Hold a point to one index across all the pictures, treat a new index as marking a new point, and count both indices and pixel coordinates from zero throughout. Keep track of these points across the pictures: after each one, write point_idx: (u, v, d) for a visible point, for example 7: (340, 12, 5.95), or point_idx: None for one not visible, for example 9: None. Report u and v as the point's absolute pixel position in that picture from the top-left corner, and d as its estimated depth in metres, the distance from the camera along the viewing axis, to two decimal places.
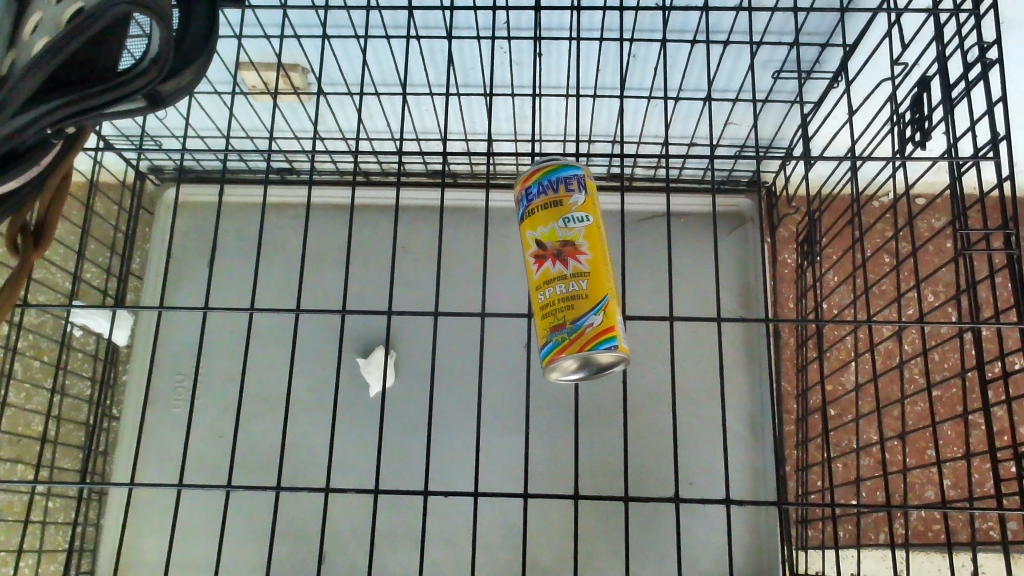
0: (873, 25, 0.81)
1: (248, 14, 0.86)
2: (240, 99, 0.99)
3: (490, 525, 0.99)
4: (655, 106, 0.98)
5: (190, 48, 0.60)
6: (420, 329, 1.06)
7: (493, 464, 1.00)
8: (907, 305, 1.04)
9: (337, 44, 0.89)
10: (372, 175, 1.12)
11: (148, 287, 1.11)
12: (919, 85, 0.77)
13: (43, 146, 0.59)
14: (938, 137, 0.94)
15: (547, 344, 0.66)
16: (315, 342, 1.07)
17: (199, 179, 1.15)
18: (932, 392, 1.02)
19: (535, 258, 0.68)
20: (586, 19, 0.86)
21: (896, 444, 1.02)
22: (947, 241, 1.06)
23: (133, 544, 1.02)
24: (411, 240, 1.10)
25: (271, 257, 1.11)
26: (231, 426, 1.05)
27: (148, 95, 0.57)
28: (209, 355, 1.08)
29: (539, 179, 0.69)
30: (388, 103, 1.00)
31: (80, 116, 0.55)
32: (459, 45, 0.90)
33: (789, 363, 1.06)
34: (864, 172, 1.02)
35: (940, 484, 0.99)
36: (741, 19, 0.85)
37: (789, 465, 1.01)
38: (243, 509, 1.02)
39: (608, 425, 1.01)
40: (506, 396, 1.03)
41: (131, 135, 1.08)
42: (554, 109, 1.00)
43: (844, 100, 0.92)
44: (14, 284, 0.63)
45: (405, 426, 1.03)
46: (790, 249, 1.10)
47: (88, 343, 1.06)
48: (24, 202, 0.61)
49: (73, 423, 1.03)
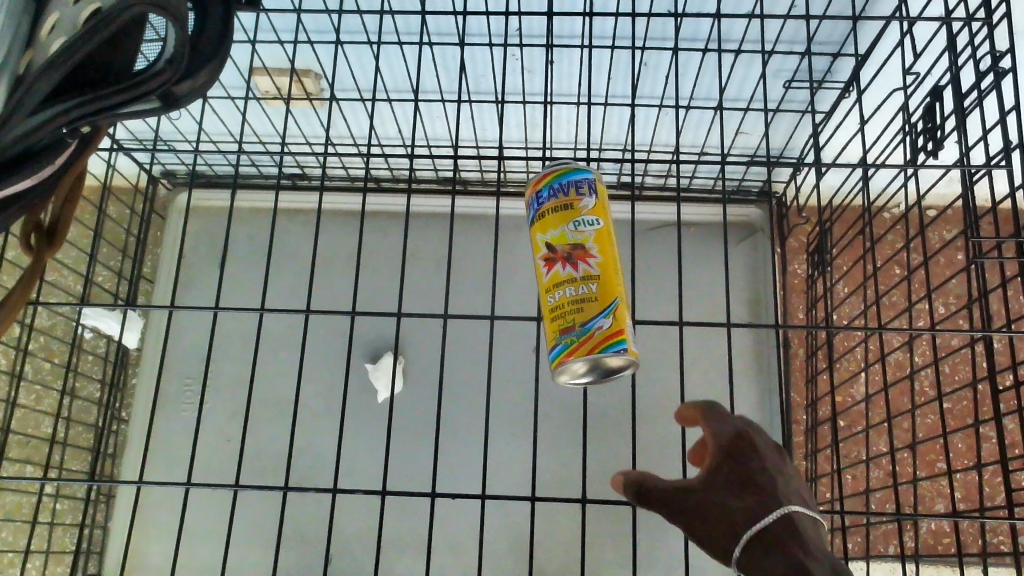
0: (886, 34, 0.82)
1: (262, 19, 0.86)
2: (253, 104, 1.00)
3: (497, 530, 0.99)
4: (666, 115, 0.99)
5: (208, 48, 0.60)
6: (429, 335, 1.06)
7: (501, 469, 1.00)
8: (918, 316, 1.04)
9: (350, 50, 0.90)
10: (383, 182, 1.13)
11: (159, 290, 1.11)
12: (932, 94, 0.77)
13: (58, 145, 0.60)
14: (951, 147, 0.94)
15: (556, 347, 0.66)
16: (325, 347, 1.07)
17: (212, 185, 1.16)
18: (943, 403, 1.01)
19: (546, 261, 0.68)
20: (597, 27, 0.86)
21: (906, 455, 1.01)
22: (959, 252, 1.05)
23: (140, 547, 1.02)
24: (422, 245, 1.11)
25: (283, 260, 1.12)
26: (239, 430, 1.05)
27: (163, 95, 0.58)
28: (219, 358, 1.09)
29: (549, 183, 0.69)
30: (399, 110, 1.00)
31: (96, 115, 0.57)
32: (471, 52, 0.90)
33: (799, 373, 1.05)
34: (875, 182, 1.02)
35: (950, 497, 0.99)
36: (753, 28, 0.85)
37: (797, 476, 1.01)
38: (252, 512, 1.02)
39: (615, 431, 1.01)
40: (514, 403, 1.03)
41: (145, 140, 1.09)
42: (565, 117, 1.01)
43: (855, 109, 0.92)
44: (26, 284, 0.64)
45: (413, 432, 1.03)
46: (800, 259, 1.10)
47: (98, 345, 1.07)
48: (36, 202, 0.62)
49: (82, 425, 1.04)
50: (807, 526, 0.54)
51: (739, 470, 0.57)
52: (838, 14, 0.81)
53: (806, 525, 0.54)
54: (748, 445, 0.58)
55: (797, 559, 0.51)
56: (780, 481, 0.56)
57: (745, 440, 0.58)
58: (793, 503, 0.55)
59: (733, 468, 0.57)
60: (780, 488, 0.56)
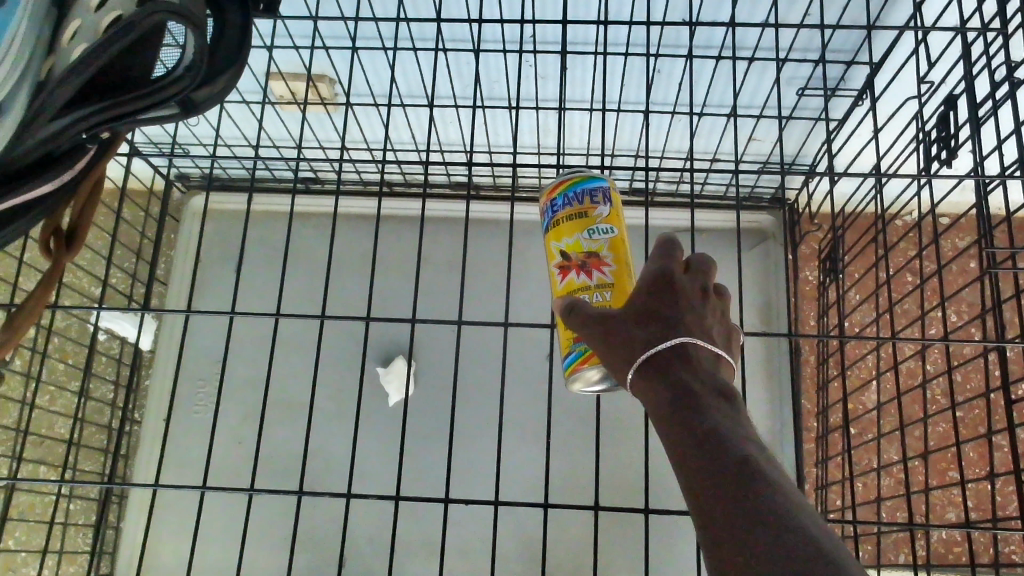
0: (901, 42, 0.82)
1: (279, 25, 0.87)
2: (269, 109, 1.01)
3: (510, 534, 0.99)
4: (679, 122, 0.99)
5: (224, 55, 0.61)
6: (442, 339, 1.07)
7: (514, 474, 1.01)
8: (930, 325, 1.03)
9: (365, 56, 0.90)
10: (396, 186, 1.13)
11: (173, 292, 1.12)
12: (946, 103, 0.77)
13: (78, 151, 0.61)
14: (965, 155, 0.94)
15: (570, 354, 0.66)
16: (339, 350, 1.08)
17: (227, 188, 1.17)
18: (956, 412, 1.01)
19: (559, 269, 0.67)
20: (611, 34, 0.87)
21: (918, 464, 1.01)
22: (972, 260, 1.05)
23: (154, 548, 1.03)
24: (435, 249, 1.11)
25: (298, 264, 1.12)
26: (253, 433, 1.06)
27: (181, 101, 0.59)
28: (233, 361, 1.09)
29: (563, 191, 0.68)
30: (413, 116, 1.01)
31: (115, 121, 0.58)
32: (485, 58, 0.91)
33: (810, 380, 1.05)
34: (888, 190, 1.02)
35: (962, 506, 0.98)
36: (767, 36, 0.85)
37: (808, 483, 1.01)
38: (266, 514, 1.02)
39: (627, 436, 1.01)
40: (527, 407, 1.03)
41: (161, 144, 1.10)
42: (578, 123, 1.01)
43: (869, 117, 0.92)
44: (44, 288, 0.64)
45: (426, 435, 1.03)
46: (812, 266, 1.10)
47: (112, 347, 1.08)
48: (55, 206, 0.63)
49: (96, 426, 1.04)
50: (707, 356, 0.50)
51: (652, 300, 0.52)
52: (852, 23, 0.82)
53: (706, 356, 0.50)
54: (665, 280, 0.54)
55: (680, 379, 0.48)
56: (689, 311, 0.52)
57: (665, 275, 0.53)
58: (695, 336, 0.50)
59: (646, 297, 0.53)
60: (684, 318, 0.51)
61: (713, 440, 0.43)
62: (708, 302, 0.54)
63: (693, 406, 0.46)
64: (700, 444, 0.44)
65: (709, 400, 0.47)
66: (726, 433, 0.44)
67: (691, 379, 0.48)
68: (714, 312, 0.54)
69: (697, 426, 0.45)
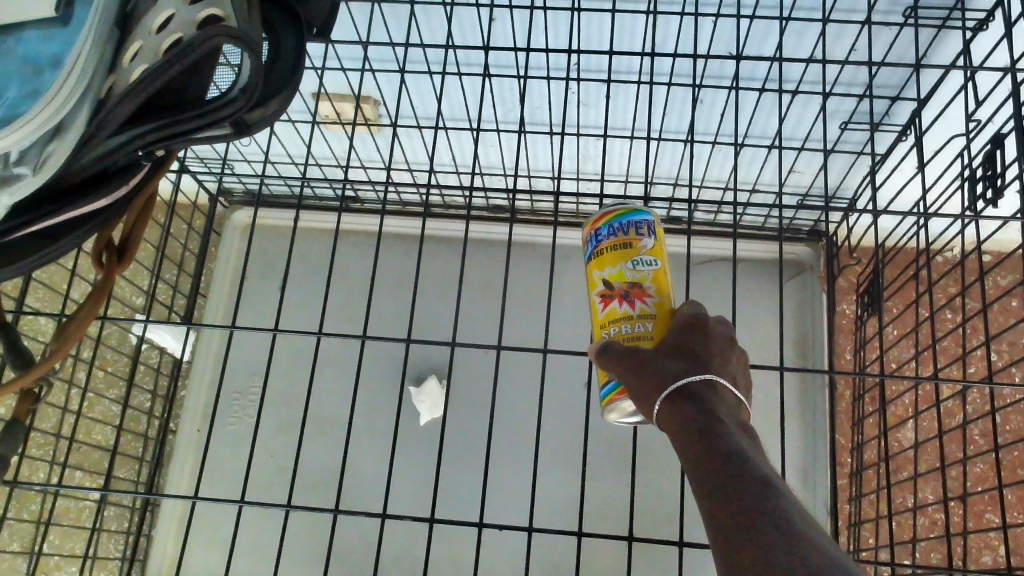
0: (948, 80, 0.81)
1: (328, 48, 0.89)
2: (315, 129, 1.03)
3: (541, 559, 0.99)
4: (720, 151, 0.99)
5: (277, 77, 0.62)
6: (479, 361, 1.07)
7: (548, 499, 1.01)
8: (970, 364, 1.02)
9: (411, 79, 0.92)
10: (437, 208, 1.15)
11: (213, 305, 1.14)
12: (992, 141, 0.77)
13: (132, 168, 0.62)
14: (1011, 194, 0.93)
15: (608, 384, 0.65)
16: (377, 369, 1.09)
17: (271, 205, 1.19)
18: (995, 454, 0.99)
19: (602, 298, 0.66)
20: (656, 64, 0.87)
21: (955, 505, 0.99)
22: (1015, 301, 1.04)
23: (185, 556, 1.04)
24: (475, 271, 1.12)
25: (339, 281, 1.14)
26: (288, 447, 1.07)
27: (235, 122, 0.60)
28: (272, 375, 1.11)
29: (608, 221, 0.67)
30: (456, 139, 1.02)
31: (170, 140, 0.59)
32: (529, 85, 0.92)
33: (845, 415, 1.04)
34: (931, 227, 1.02)
35: (1000, 550, 0.97)
36: (812, 69, 0.85)
37: (841, 520, 0.99)
38: (299, 528, 1.03)
39: (661, 466, 1.01)
40: (562, 433, 1.03)
41: (209, 161, 1.12)
42: (619, 150, 1.02)
43: (912, 153, 0.92)
44: (94, 301, 0.66)
45: (461, 457, 1.04)
46: (849, 299, 1.09)
47: (151, 358, 1.10)
48: (108, 221, 0.64)
49: (132, 434, 1.06)
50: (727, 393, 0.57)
51: (685, 337, 0.60)
52: (898, 59, 0.81)
53: (727, 393, 0.56)
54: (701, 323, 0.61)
55: (706, 399, 0.54)
56: (715, 352, 0.59)
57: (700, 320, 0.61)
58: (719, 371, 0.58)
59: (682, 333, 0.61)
60: (711, 355, 0.59)
61: (734, 448, 0.49)
62: (731, 350, 0.61)
63: (714, 418, 0.52)
64: (720, 445, 0.49)
65: (730, 422, 0.52)
66: (747, 447, 0.49)
67: (714, 402, 0.54)
68: (735, 360, 0.61)
69: (720, 436, 0.50)
